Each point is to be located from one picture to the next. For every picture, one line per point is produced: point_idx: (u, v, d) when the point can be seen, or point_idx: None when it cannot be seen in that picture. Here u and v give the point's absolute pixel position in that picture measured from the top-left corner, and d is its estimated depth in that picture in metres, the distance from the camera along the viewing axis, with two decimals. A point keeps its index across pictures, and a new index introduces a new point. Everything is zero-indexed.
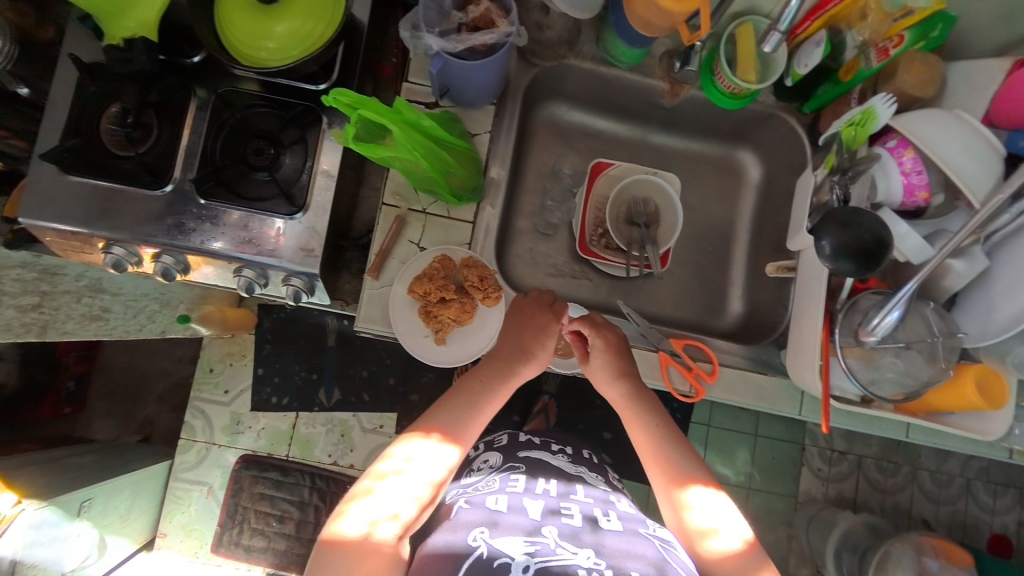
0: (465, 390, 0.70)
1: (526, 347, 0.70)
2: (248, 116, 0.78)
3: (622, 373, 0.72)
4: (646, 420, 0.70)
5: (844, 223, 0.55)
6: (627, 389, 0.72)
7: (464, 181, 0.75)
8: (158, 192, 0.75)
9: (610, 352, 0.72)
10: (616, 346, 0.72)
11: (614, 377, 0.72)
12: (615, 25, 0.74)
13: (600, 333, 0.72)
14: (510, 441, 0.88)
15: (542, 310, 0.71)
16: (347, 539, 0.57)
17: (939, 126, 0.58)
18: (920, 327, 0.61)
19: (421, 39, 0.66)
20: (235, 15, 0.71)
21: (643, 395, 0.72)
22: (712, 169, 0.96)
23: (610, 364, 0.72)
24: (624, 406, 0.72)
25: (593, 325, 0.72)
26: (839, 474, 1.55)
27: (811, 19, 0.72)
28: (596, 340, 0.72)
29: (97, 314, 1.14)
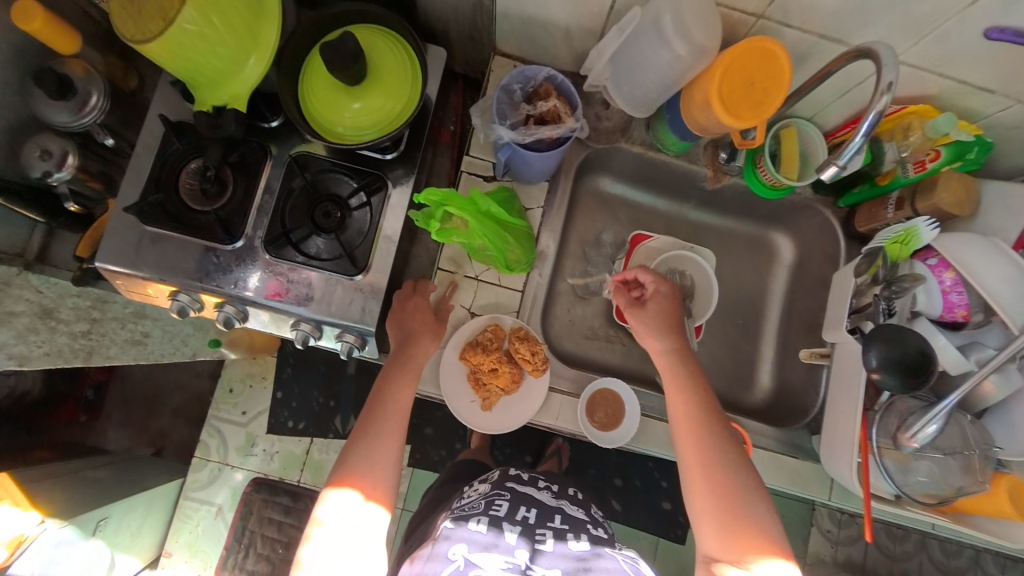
0: (371, 413, 0.71)
1: (412, 329, 0.75)
2: (319, 178, 0.83)
3: (699, 385, 0.72)
4: (716, 444, 0.67)
5: (890, 338, 0.58)
6: (693, 389, 0.72)
7: (520, 256, 0.79)
8: (229, 246, 0.79)
9: (660, 312, 0.80)
10: (671, 315, 0.80)
11: (669, 328, 0.78)
12: (669, 121, 0.78)
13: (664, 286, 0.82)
14: (501, 475, 0.92)
15: (411, 296, 0.78)
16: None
17: (981, 252, 0.62)
18: (957, 437, 0.64)
19: (493, 130, 0.72)
20: (320, 90, 0.77)
21: (691, 362, 0.76)
22: (747, 246, 1.00)
23: (673, 364, 0.75)
24: (692, 425, 0.69)
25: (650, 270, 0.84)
26: (848, 538, 1.55)
27: (851, 126, 0.79)
28: (659, 288, 0.82)
29: (137, 338, 1.16)
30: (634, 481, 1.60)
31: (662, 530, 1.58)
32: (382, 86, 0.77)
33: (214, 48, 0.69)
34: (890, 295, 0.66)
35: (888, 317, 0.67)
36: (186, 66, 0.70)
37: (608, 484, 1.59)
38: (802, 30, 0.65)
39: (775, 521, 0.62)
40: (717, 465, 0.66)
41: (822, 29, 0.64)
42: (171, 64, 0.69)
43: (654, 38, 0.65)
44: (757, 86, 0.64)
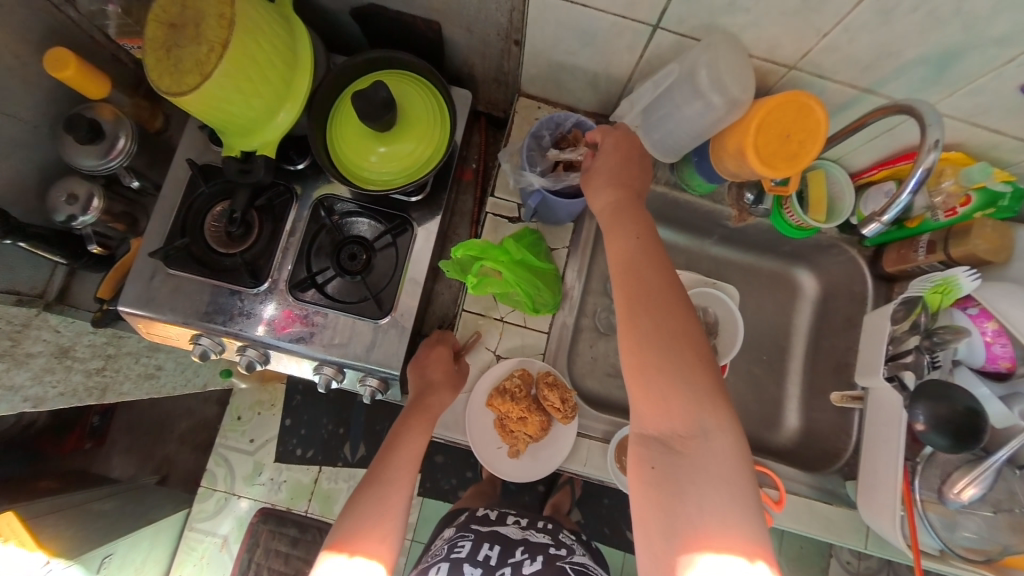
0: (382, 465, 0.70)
1: (429, 377, 0.75)
2: (344, 220, 0.83)
3: (623, 175, 0.66)
4: (651, 276, 0.59)
5: (935, 394, 0.57)
6: (620, 194, 0.66)
7: (547, 299, 0.78)
8: (253, 289, 0.78)
9: (616, 152, 0.67)
10: (627, 146, 0.68)
11: (610, 184, 0.66)
12: (697, 165, 0.79)
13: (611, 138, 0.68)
14: (468, 517, 0.99)
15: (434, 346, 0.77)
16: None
17: (1022, 303, 0.61)
18: (1004, 492, 0.62)
19: (523, 177, 0.73)
20: (350, 134, 0.77)
21: (657, 258, 0.61)
22: (769, 282, 1.00)
23: (614, 167, 0.67)
24: (630, 266, 0.60)
25: (605, 133, 0.69)
26: (869, 570, 1.51)
27: (878, 169, 0.80)
28: (606, 139, 0.68)
29: (150, 372, 1.15)
30: None
31: None
32: (411, 131, 0.77)
33: (247, 100, 0.68)
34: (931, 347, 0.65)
35: (933, 369, 0.65)
36: (219, 115, 0.70)
37: (622, 515, 1.57)
38: (836, 82, 0.65)
39: (736, 453, 0.51)
40: (653, 369, 0.55)
41: (856, 82, 0.65)
42: (204, 114, 0.69)
43: (688, 91, 0.65)
44: (794, 138, 0.64)
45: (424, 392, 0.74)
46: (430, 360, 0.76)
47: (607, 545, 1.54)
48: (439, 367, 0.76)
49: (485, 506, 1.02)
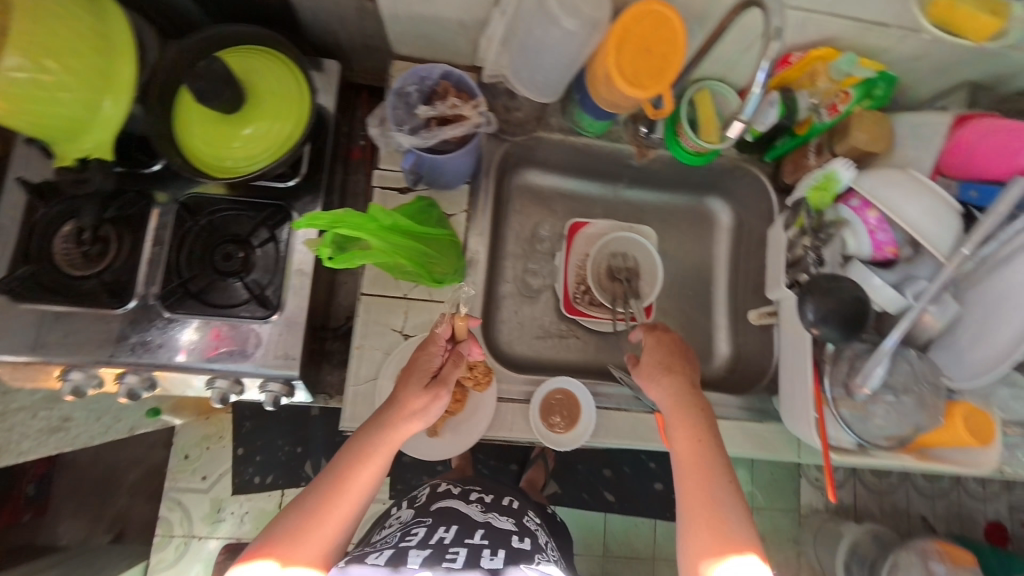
0: (333, 467, 0.63)
1: (400, 395, 0.64)
2: (215, 220, 0.76)
3: (688, 381, 0.69)
4: (705, 423, 0.66)
5: (821, 290, 0.57)
6: (684, 388, 0.68)
7: (447, 267, 0.73)
8: (119, 310, 0.71)
9: (668, 359, 0.71)
10: (674, 348, 0.72)
11: (664, 372, 0.69)
12: (582, 103, 0.76)
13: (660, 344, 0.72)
14: (430, 493, 0.86)
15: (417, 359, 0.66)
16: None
17: (900, 189, 0.61)
18: (909, 375, 0.62)
19: (392, 137, 0.67)
20: (197, 122, 0.70)
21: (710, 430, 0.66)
22: (687, 217, 0.98)
23: (666, 359, 0.71)
24: (684, 416, 0.66)
25: (651, 332, 0.73)
26: (836, 482, 1.57)
27: (763, 80, 0.77)
28: (652, 339, 0.73)
29: (57, 425, 1.03)
30: (624, 470, 1.56)
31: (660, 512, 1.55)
32: (267, 108, 0.71)
33: (55, 95, 0.60)
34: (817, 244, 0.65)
35: (820, 267, 0.65)
36: (25, 118, 0.60)
37: (598, 477, 1.56)
38: None
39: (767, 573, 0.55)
40: (696, 467, 0.63)
41: None
42: (6, 119, 0.60)
43: (542, 20, 0.61)
44: (656, 53, 0.62)
45: (398, 398, 0.64)
46: (414, 365, 0.66)
47: (587, 510, 1.53)
48: (424, 377, 0.64)
49: (448, 479, 0.90)
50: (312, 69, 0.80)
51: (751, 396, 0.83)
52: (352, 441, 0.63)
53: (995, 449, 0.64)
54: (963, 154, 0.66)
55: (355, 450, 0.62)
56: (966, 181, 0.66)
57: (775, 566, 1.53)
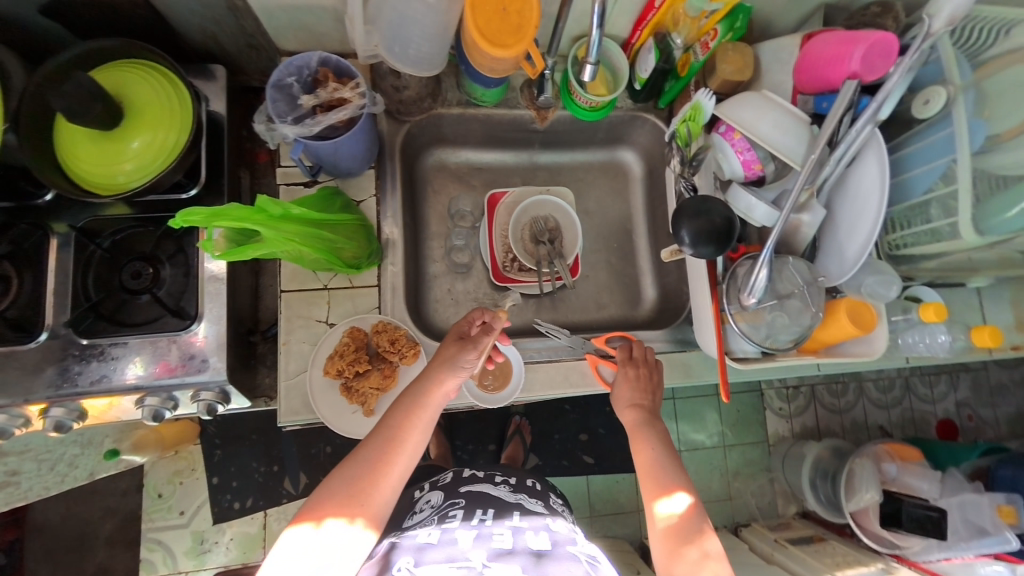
0: (385, 424, 0.65)
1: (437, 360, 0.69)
2: (119, 241, 0.76)
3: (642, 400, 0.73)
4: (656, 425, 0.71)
5: (695, 212, 0.62)
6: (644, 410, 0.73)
7: (358, 252, 0.75)
8: (31, 344, 0.70)
9: (636, 384, 0.75)
10: (648, 378, 0.75)
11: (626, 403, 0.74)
12: (468, 74, 0.79)
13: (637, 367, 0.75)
14: (455, 478, 0.80)
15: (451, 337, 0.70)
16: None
17: (752, 109, 0.67)
18: (794, 278, 0.70)
19: (276, 130, 0.68)
20: (77, 144, 0.69)
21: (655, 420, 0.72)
22: (600, 172, 1.02)
23: (632, 394, 0.74)
24: (636, 429, 0.71)
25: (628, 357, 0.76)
26: (798, 408, 1.63)
27: (640, 29, 0.80)
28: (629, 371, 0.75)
29: (4, 481, 1.02)
30: (599, 431, 1.53)
31: None
32: (148, 119, 0.70)
33: None
34: (691, 171, 0.74)
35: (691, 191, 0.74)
36: None
37: (574, 443, 1.52)
38: None
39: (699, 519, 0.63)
40: (638, 442, 0.71)
41: None
42: None
43: None
44: (510, 11, 0.66)
45: (439, 359, 0.69)
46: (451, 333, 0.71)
47: (569, 476, 1.50)
48: (466, 343, 0.69)
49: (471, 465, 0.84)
50: (199, 76, 0.80)
51: (673, 328, 0.90)
52: (402, 400, 0.66)
53: (880, 331, 0.72)
54: (811, 69, 0.69)
55: (410, 406, 0.66)
56: (820, 94, 0.70)
57: (753, 496, 1.58)
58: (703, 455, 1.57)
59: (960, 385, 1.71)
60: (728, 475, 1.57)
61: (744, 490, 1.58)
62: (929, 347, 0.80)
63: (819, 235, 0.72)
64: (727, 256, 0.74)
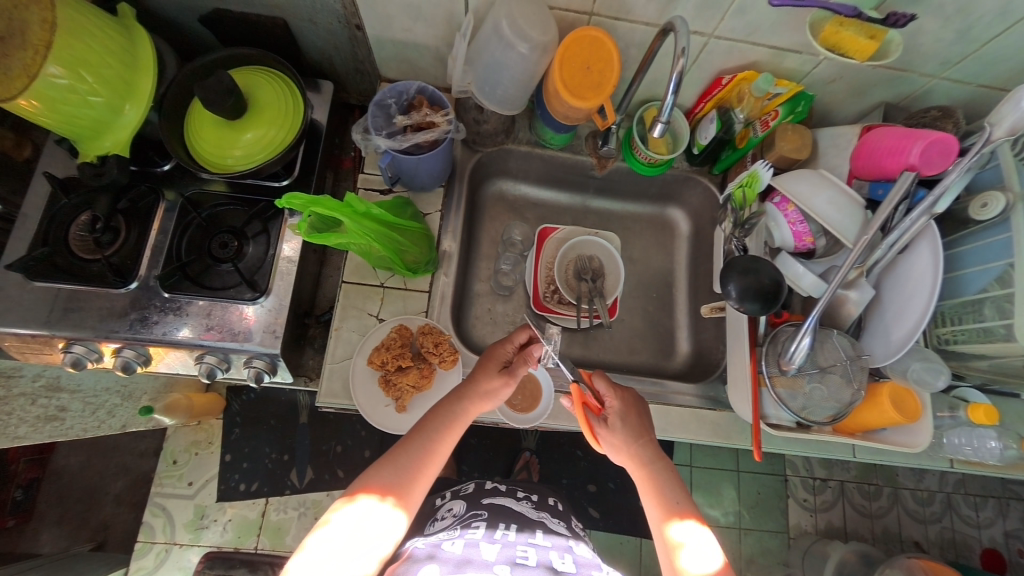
0: (423, 432, 0.67)
1: (475, 376, 0.71)
2: (215, 213, 0.85)
3: (642, 434, 0.69)
4: (655, 450, 0.69)
5: (743, 270, 0.65)
6: (643, 429, 0.70)
7: (419, 256, 0.82)
8: (122, 289, 0.78)
9: (624, 416, 0.69)
10: (636, 408, 0.71)
11: (637, 439, 0.69)
12: (542, 117, 0.87)
13: (620, 398, 0.70)
14: (477, 489, 0.83)
15: (492, 363, 0.72)
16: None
17: (808, 184, 0.70)
18: (835, 352, 0.70)
19: (371, 141, 0.77)
20: (202, 128, 0.79)
21: (658, 455, 0.69)
22: (649, 225, 1.06)
23: (627, 428, 0.69)
24: (632, 454, 0.69)
25: (614, 391, 0.70)
26: (825, 503, 1.51)
27: (704, 101, 0.87)
28: (616, 405, 0.70)
29: (52, 414, 1.06)
30: (609, 484, 1.47)
31: (645, 529, 1.44)
32: (262, 117, 0.80)
33: (87, 99, 0.70)
34: (743, 234, 0.78)
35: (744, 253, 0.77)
36: (55, 118, 0.71)
37: (582, 492, 1.45)
38: (631, 21, 0.74)
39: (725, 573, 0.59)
40: (641, 476, 0.68)
41: (646, 19, 0.73)
42: (40, 117, 0.70)
43: (499, 44, 0.72)
44: (594, 69, 0.74)
45: (476, 381, 0.70)
46: (493, 358, 0.72)
47: None
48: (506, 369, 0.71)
49: (493, 479, 0.87)
50: (310, 88, 0.92)
51: (704, 384, 0.90)
52: (439, 412, 0.69)
53: (925, 424, 0.71)
54: (867, 157, 0.72)
55: (447, 421, 0.68)
56: (875, 180, 0.73)
57: None
58: (716, 534, 1.46)
59: (1009, 514, 1.56)
60: (741, 562, 1.45)
61: None
62: (976, 452, 0.77)
63: (866, 313, 0.73)
64: (770, 319, 0.75)
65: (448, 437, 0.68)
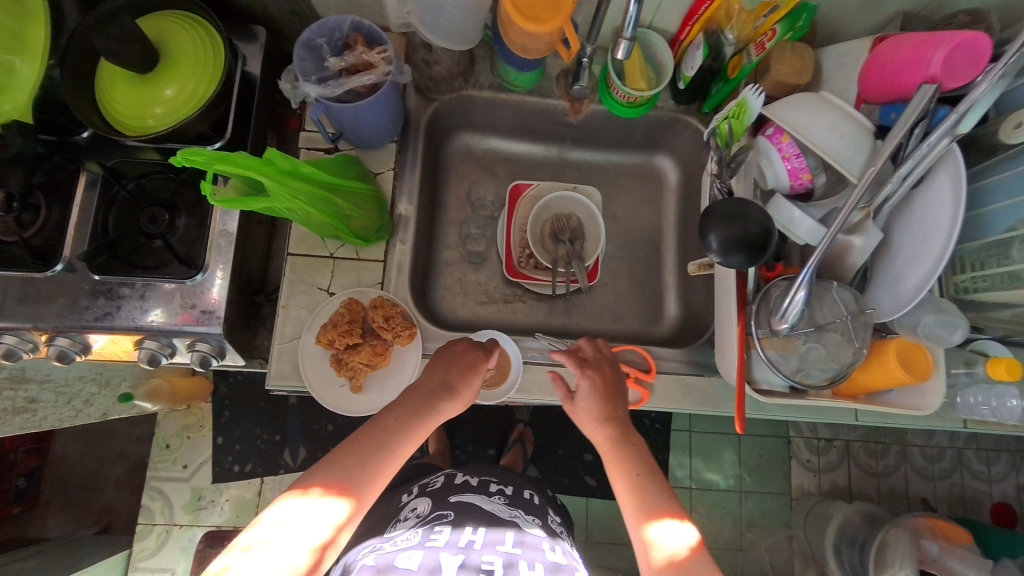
0: (382, 429, 0.61)
1: (452, 383, 0.66)
2: (143, 184, 0.77)
3: (613, 412, 0.68)
4: (630, 453, 0.66)
5: (727, 217, 0.56)
6: (613, 426, 0.68)
7: (367, 222, 0.73)
8: (47, 272, 0.71)
9: (599, 392, 0.69)
10: (609, 385, 0.69)
11: (599, 415, 0.68)
12: (501, 54, 0.75)
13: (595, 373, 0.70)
14: (446, 484, 0.78)
15: (470, 362, 0.67)
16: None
17: (804, 111, 0.60)
18: (833, 308, 0.61)
19: (299, 89, 0.66)
20: (114, 86, 0.70)
21: (628, 435, 0.68)
22: (633, 177, 0.96)
23: (598, 404, 0.69)
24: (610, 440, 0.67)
25: (580, 363, 0.70)
26: (829, 463, 1.46)
27: (690, 24, 0.73)
28: (585, 381, 0.70)
29: (22, 406, 1.00)
30: None
31: None
32: (180, 68, 0.70)
33: None
34: (729, 173, 0.66)
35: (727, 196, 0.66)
36: None
37: (578, 462, 1.41)
38: None
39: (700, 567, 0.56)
40: (616, 462, 0.66)
41: None
42: None
43: None
44: None
45: (450, 381, 0.66)
46: (467, 362, 0.67)
47: (569, 495, 1.39)
48: (478, 377, 0.67)
49: (464, 471, 0.83)
50: (241, 37, 0.80)
51: (691, 349, 0.82)
52: (407, 408, 0.63)
53: (938, 384, 0.63)
54: (880, 74, 0.61)
55: (416, 421, 0.63)
56: (887, 103, 0.62)
57: (768, 552, 1.42)
58: (716, 497, 1.43)
59: None
60: (742, 524, 1.42)
61: (759, 543, 1.42)
62: (995, 412, 0.69)
63: (872, 263, 0.63)
64: (762, 274, 0.66)
65: (407, 442, 0.63)
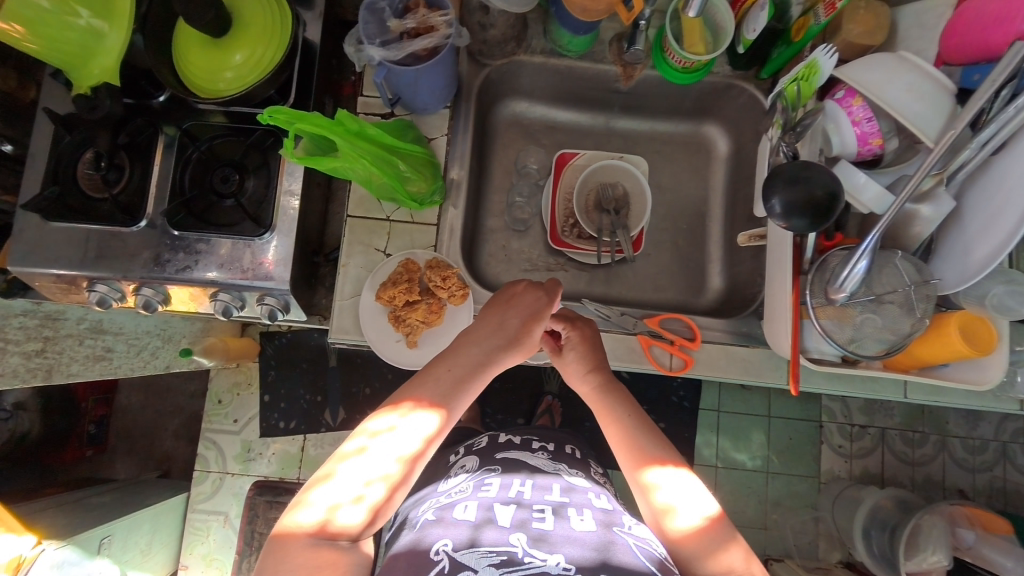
0: (450, 368, 0.64)
1: (515, 334, 0.67)
2: (214, 147, 0.81)
3: (595, 365, 0.70)
4: (624, 408, 0.68)
5: (790, 179, 0.55)
6: (598, 381, 0.70)
7: (423, 185, 0.75)
8: (133, 227, 0.77)
9: (581, 347, 0.70)
10: (592, 341, 0.71)
11: (586, 370, 0.71)
12: (557, 16, 0.75)
13: (578, 329, 0.70)
14: (489, 442, 0.82)
15: (531, 305, 0.68)
16: (302, 531, 0.53)
17: (881, 70, 0.59)
18: (894, 277, 0.60)
19: (364, 52, 0.68)
20: (189, 50, 0.74)
21: (614, 389, 0.70)
22: (681, 147, 0.95)
23: (586, 356, 0.70)
24: (601, 395, 0.70)
25: (569, 321, 0.70)
26: (863, 449, 1.44)
27: None
28: (573, 335, 0.71)
29: (100, 354, 1.07)
30: None
31: None
32: (249, 34, 0.74)
33: (67, 20, 0.67)
34: (793, 138, 0.63)
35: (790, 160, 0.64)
36: (45, 43, 0.67)
37: None
38: None
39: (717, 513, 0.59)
40: (609, 416, 0.69)
41: None
42: (30, 45, 0.67)
43: None
44: None
45: (507, 325, 0.67)
46: (526, 304, 0.68)
47: None
48: (540, 327, 0.68)
49: (506, 430, 0.86)
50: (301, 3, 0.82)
51: (735, 320, 0.82)
52: (469, 353, 0.65)
53: (1000, 358, 0.62)
54: (964, 33, 0.59)
55: (475, 371, 0.64)
56: (969, 64, 0.60)
57: (795, 533, 1.42)
58: (743, 476, 1.44)
59: None
60: (768, 503, 1.43)
61: (785, 523, 1.43)
62: None
63: (939, 233, 0.62)
64: (819, 243, 0.66)
65: (473, 380, 0.64)
